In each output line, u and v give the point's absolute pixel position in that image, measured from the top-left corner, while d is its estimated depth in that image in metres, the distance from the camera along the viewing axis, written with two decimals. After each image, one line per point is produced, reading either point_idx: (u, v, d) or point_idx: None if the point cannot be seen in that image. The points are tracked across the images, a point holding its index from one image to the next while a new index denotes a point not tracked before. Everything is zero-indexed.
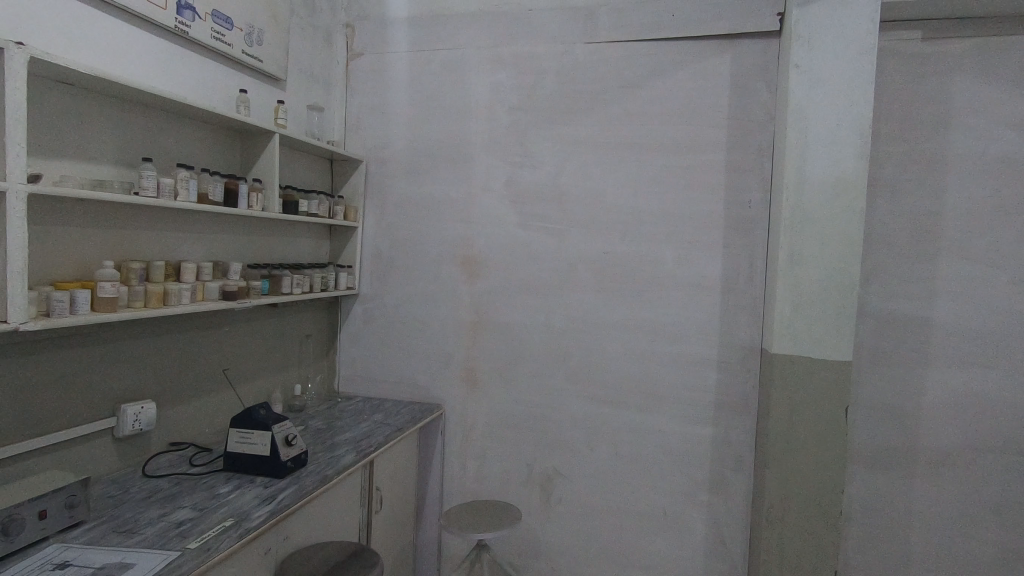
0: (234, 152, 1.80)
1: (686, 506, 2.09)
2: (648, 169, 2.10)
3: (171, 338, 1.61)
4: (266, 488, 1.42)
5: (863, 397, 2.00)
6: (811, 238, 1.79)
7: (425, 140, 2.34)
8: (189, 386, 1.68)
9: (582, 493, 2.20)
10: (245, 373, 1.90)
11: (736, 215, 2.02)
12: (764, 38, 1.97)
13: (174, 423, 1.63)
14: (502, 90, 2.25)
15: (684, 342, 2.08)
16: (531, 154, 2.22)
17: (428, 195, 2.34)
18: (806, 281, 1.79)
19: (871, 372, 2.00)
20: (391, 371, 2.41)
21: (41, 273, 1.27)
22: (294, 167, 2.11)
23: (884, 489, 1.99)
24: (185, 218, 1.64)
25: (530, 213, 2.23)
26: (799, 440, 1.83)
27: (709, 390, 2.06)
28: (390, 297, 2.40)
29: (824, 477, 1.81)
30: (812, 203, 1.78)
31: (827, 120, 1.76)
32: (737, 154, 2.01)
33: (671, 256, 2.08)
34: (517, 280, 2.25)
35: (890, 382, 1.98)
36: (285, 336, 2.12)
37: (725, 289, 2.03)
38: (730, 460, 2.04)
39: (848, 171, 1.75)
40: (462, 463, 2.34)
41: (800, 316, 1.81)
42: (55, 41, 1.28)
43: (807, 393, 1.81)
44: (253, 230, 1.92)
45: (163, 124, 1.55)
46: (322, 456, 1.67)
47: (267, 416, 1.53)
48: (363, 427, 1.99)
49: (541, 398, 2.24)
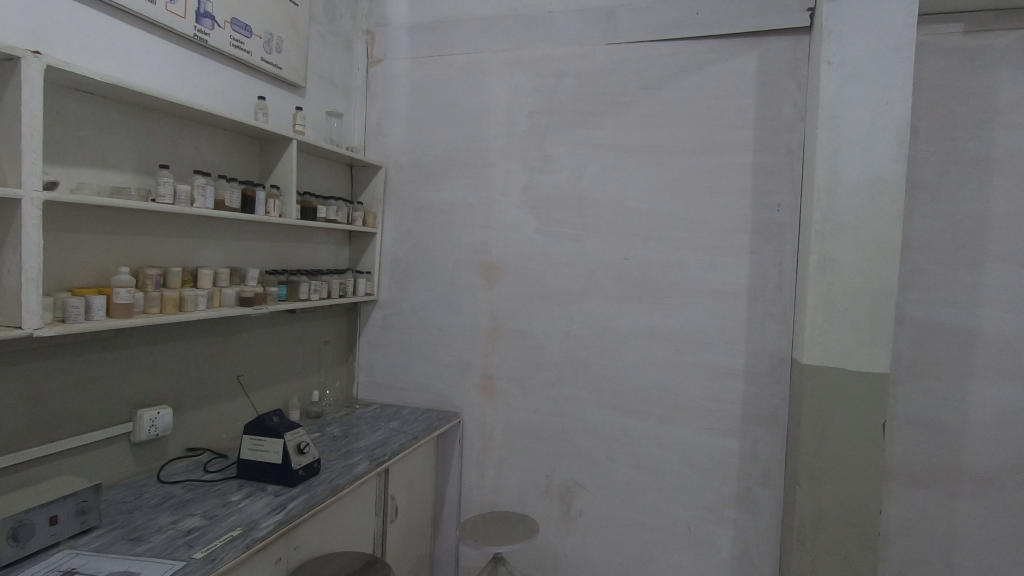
0: (254, 159, 1.81)
1: (711, 522, 2.01)
2: (672, 173, 2.04)
3: (189, 344, 1.62)
4: (277, 496, 1.40)
5: (901, 411, 1.89)
6: (844, 243, 1.70)
7: (443, 145, 2.32)
8: (207, 392, 1.68)
9: (603, 506, 2.13)
10: (263, 380, 1.91)
11: (763, 219, 1.94)
12: (793, 35, 1.89)
13: (191, 428, 1.64)
14: (521, 94, 2.22)
15: (708, 350, 2.01)
16: (551, 158, 2.18)
17: (446, 200, 2.32)
18: (838, 288, 1.71)
19: (910, 385, 1.88)
20: (410, 377, 2.39)
21: (61, 279, 1.29)
22: (312, 173, 2.12)
23: (925, 509, 1.88)
24: (205, 224, 1.66)
25: (550, 218, 2.19)
26: (831, 456, 1.74)
27: (735, 401, 1.98)
28: (408, 303, 2.38)
29: (859, 496, 1.71)
30: (843, 205, 1.70)
31: (860, 119, 1.68)
32: (764, 156, 1.93)
33: (695, 262, 2.01)
34: (537, 286, 2.21)
35: (932, 395, 1.86)
36: (304, 342, 2.12)
37: (752, 296, 1.95)
38: (757, 475, 1.96)
39: (883, 172, 1.66)
40: (480, 472, 2.30)
41: (832, 324, 1.72)
42: (76, 52, 1.31)
43: (841, 406, 1.72)
44: (272, 237, 1.93)
45: (182, 132, 1.56)
46: (336, 464, 1.65)
47: (279, 424, 1.51)
48: (379, 435, 1.96)
49: (560, 407, 2.19)
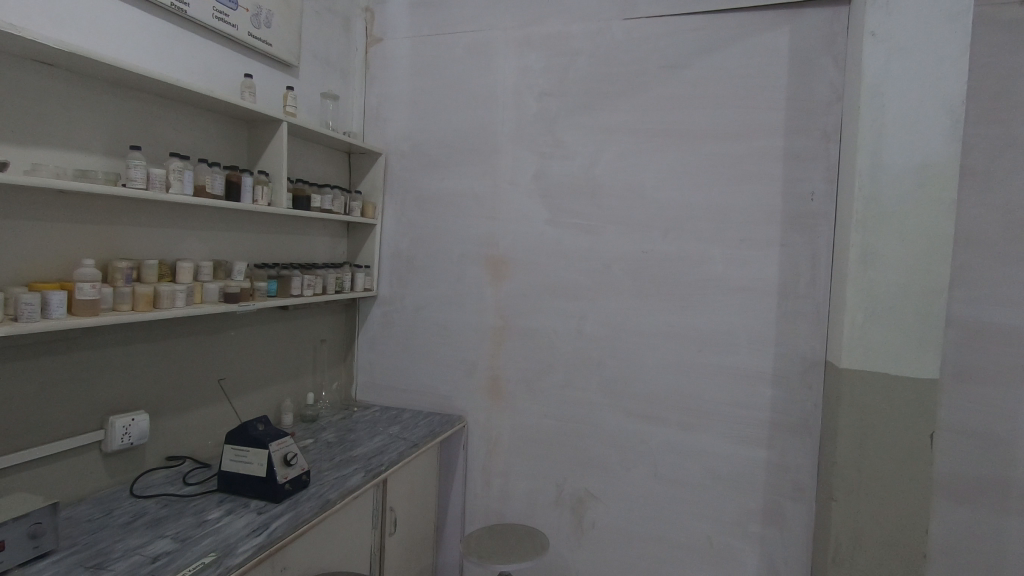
0: (241, 144, 1.67)
1: (736, 537, 1.85)
2: (695, 159, 1.88)
3: (169, 344, 1.48)
4: (260, 514, 1.26)
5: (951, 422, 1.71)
6: (889, 235, 1.53)
7: (447, 130, 2.17)
8: (189, 395, 1.55)
9: (617, 518, 1.98)
10: (252, 382, 1.77)
11: (796, 210, 1.77)
12: (830, 6, 1.72)
13: (170, 436, 1.50)
14: (531, 75, 2.06)
15: (733, 352, 1.85)
16: (563, 144, 2.02)
17: (450, 189, 2.17)
18: (882, 285, 1.55)
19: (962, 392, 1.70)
20: (411, 378, 2.25)
21: (17, 272, 1.16)
22: (306, 160, 1.98)
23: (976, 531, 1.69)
24: (187, 213, 1.52)
25: (561, 208, 2.03)
26: (872, 470, 1.58)
27: (763, 407, 1.82)
28: (410, 299, 2.24)
29: (904, 514, 1.55)
30: (889, 193, 1.53)
31: (908, 96, 1.51)
32: (797, 140, 1.77)
33: (720, 256, 1.86)
34: (547, 282, 2.05)
35: (987, 405, 1.67)
36: (299, 340, 1.99)
37: (782, 293, 1.79)
38: (787, 488, 1.80)
39: (934, 156, 1.49)
40: (486, 480, 2.16)
41: (874, 325, 1.56)
42: (35, 18, 1.17)
43: (884, 414, 1.56)
44: (263, 228, 1.79)
45: (159, 111, 1.42)
46: (328, 475, 1.51)
47: (264, 432, 1.37)
48: (376, 442, 1.82)
49: (572, 411, 2.04)
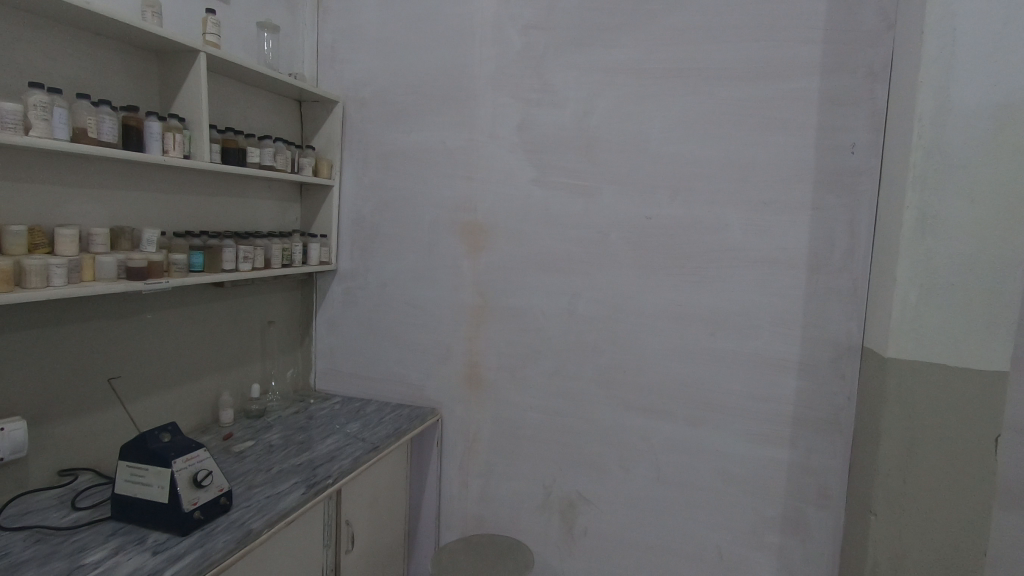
0: (149, 83, 1.35)
1: (751, 549, 1.60)
2: (709, 104, 1.56)
3: (55, 332, 1.18)
4: (158, 555, 0.98)
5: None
6: (954, 194, 1.23)
7: (414, 72, 1.83)
8: (87, 395, 1.26)
9: (614, 524, 1.73)
10: (176, 375, 1.48)
11: (831, 166, 1.47)
12: None
13: (62, 446, 1.22)
14: (514, 4, 1.71)
15: (752, 336, 1.56)
16: (551, 87, 1.69)
17: (420, 144, 1.84)
18: (942, 256, 1.25)
19: None
20: (378, 365, 1.96)
21: None
22: (241, 106, 1.64)
23: None
24: (73, 167, 1.21)
25: (549, 165, 1.71)
26: (922, 479, 1.31)
27: (786, 401, 1.55)
28: (375, 274, 1.93)
29: (959, 532, 1.29)
30: (956, 142, 1.22)
31: (986, 16, 1.18)
32: (836, 79, 1.45)
33: (738, 222, 1.55)
34: (533, 253, 1.75)
35: None
36: (241, 323, 1.69)
37: (811, 267, 1.50)
38: (811, 493, 1.54)
39: (1018, 94, 1.18)
40: (464, 480, 1.89)
41: (931, 306, 1.27)
42: None
43: (940, 414, 1.28)
44: (185, 190, 1.47)
45: (21, 31, 1.09)
46: (258, 494, 1.22)
47: (168, 446, 1.08)
48: (330, 445, 1.53)
49: (561, 403, 1.76)
